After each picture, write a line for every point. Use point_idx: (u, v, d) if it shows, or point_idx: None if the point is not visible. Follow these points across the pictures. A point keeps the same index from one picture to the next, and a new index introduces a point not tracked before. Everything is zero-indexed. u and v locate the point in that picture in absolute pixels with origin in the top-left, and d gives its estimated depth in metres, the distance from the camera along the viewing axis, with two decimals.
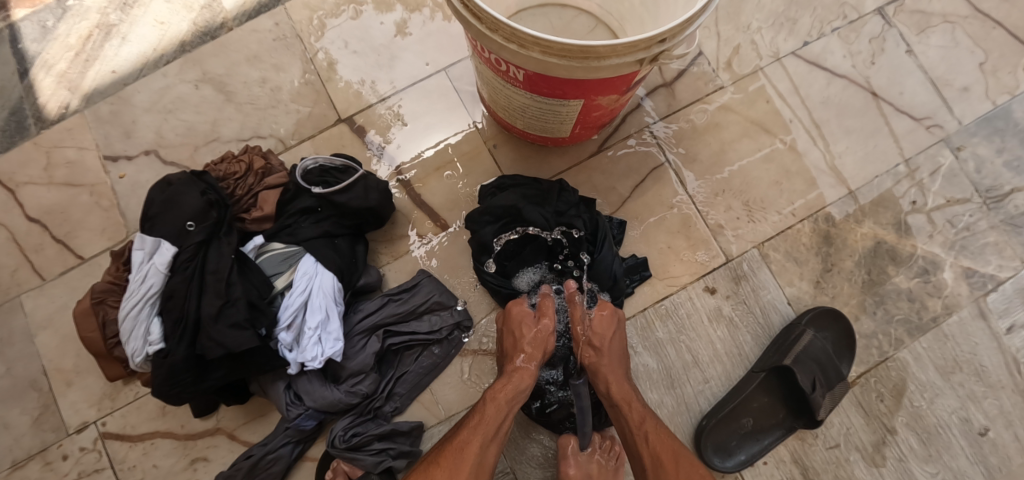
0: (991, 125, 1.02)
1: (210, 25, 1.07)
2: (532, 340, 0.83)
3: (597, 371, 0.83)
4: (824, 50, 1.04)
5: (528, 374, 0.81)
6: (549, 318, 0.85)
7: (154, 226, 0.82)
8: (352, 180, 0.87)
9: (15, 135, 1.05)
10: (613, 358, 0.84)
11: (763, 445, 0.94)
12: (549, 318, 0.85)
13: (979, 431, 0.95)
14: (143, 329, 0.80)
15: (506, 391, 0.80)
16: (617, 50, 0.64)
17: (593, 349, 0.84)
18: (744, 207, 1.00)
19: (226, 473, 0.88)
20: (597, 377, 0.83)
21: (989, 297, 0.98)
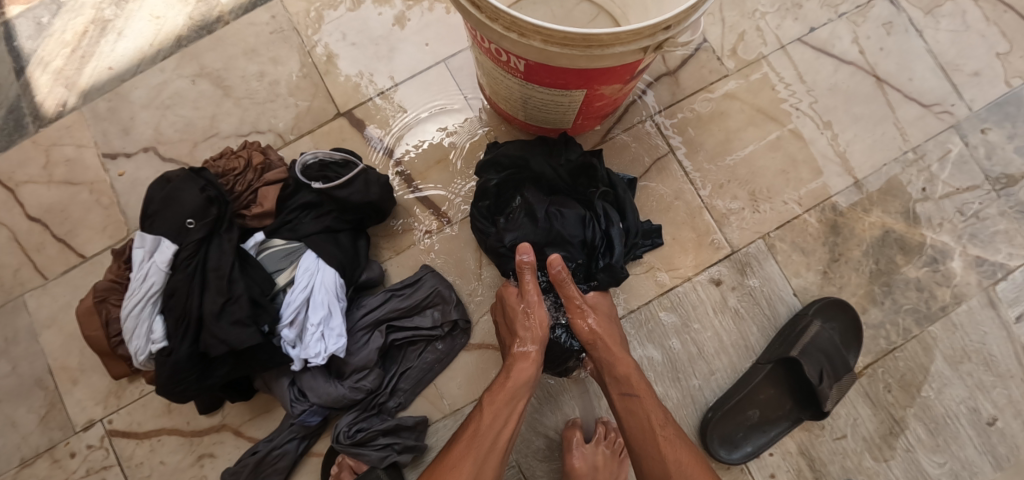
0: (1002, 110, 1.00)
1: (206, 19, 1.06)
2: (525, 321, 0.82)
3: (608, 350, 0.82)
4: (831, 35, 1.02)
5: (529, 360, 0.80)
6: (535, 293, 0.83)
7: (154, 224, 0.81)
8: (352, 174, 0.86)
9: (14, 134, 1.05)
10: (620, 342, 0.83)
11: (769, 437, 0.93)
12: (534, 292, 0.83)
13: (987, 421, 0.94)
14: (145, 327, 0.79)
15: (511, 384, 0.79)
16: (621, 38, 0.63)
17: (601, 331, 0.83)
18: (750, 197, 0.98)
19: (233, 470, 0.88)
20: (609, 363, 0.81)
21: (999, 286, 0.97)
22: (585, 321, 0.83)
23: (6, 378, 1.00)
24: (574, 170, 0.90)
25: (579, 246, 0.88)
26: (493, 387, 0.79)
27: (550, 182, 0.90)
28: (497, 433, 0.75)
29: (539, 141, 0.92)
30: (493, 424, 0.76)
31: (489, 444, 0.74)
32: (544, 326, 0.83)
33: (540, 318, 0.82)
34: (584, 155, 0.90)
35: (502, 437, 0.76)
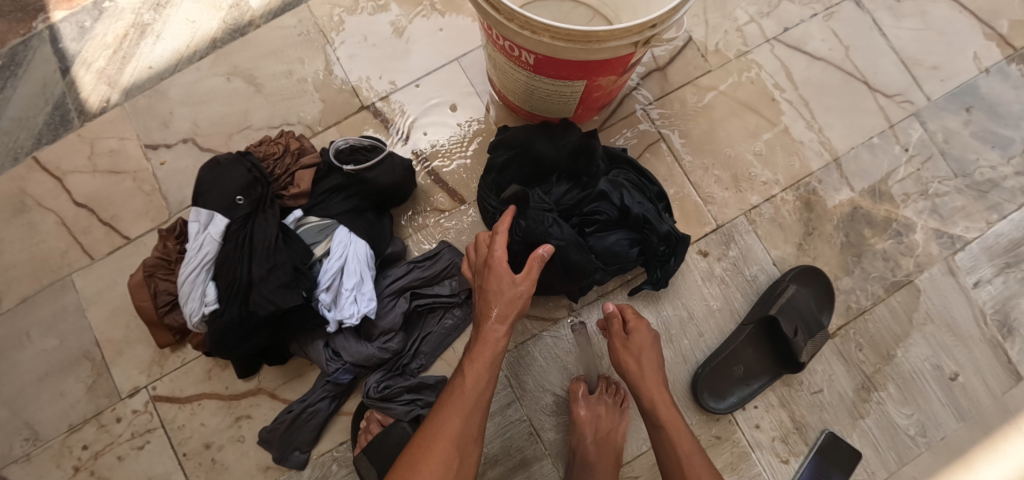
0: (958, 99, 1.12)
1: (238, 22, 1.16)
2: (511, 303, 0.84)
3: (643, 383, 0.91)
4: (804, 34, 1.14)
5: (501, 336, 0.85)
6: (530, 283, 0.85)
7: (205, 201, 0.89)
8: (379, 158, 0.96)
9: (61, 128, 1.16)
10: (649, 371, 0.92)
11: (752, 390, 1.03)
12: (531, 281, 0.85)
13: (950, 376, 1.06)
14: (200, 290, 0.87)
15: (486, 353, 0.84)
16: (615, 34, 0.75)
17: (632, 360, 0.93)
18: (733, 178, 1.10)
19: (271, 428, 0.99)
20: (642, 395, 0.91)
21: (958, 255, 1.09)
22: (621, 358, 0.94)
23: (56, 350, 1.09)
24: (573, 151, 1.00)
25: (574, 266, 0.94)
26: (471, 354, 0.84)
27: (550, 164, 1.00)
28: (479, 396, 0.82)
29: (543, 126, 1.02)
30: (472, 389, 0.82)
31: (470, 405, 0.81)
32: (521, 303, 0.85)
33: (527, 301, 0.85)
34: (583, 137, 0.99)
35: (483, 399, 0.83)
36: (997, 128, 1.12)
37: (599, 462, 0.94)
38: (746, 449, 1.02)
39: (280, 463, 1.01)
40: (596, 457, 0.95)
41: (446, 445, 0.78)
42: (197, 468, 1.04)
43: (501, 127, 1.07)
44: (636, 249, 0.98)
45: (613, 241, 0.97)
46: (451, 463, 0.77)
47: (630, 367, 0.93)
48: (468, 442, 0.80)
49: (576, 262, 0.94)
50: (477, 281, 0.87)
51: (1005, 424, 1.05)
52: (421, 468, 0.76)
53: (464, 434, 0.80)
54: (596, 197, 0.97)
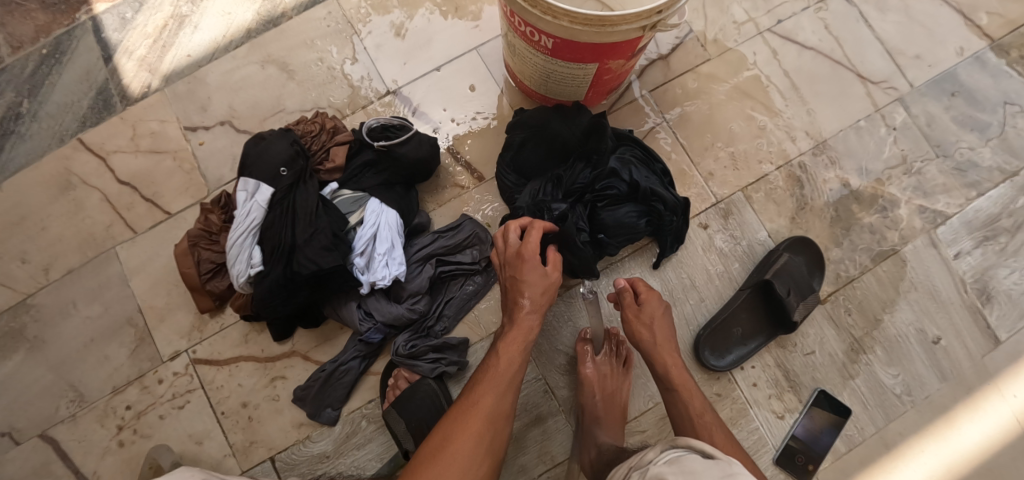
0: (939, 86, 1.22)
1: (272, 14, 1.25)
2: (542, 293, 0.95)
3: (657, 348, 0.96)
4: (796, 26, 1.24)
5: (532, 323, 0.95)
6: (556, 272, 0.98)
7: (252, 172, 0.98)
8: (408, 135, 1.05)
9: (104, 111, 1.24)
10: (662, 338, 0.97)
11: (750, 349, 1.12)
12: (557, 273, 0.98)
13: (933, 340, 1.15)
14: (247, 253, 0.96)
15: (518, 337, 0.93)
16: (626, 19, 0.84)
17: (646, 330, 0.98)
18: (731, 157, 1.19)
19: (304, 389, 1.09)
20: (657, 361, 0.96)
21: (939, 229, 1.17)
22: (635, 328, 0.99)
23: (101, 317, 1.17)
24: (585, 131, 1.07)
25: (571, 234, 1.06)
26: (504, 339, 0.93)
27: (564, 141, 1.08)
28: (511, 376, 0.91)
29: (556, 108, 1.10)
30: (507, 369, 0.91)
31: (505, 383, 0.90)
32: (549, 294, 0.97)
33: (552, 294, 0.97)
34: (594, 118, 1.06)
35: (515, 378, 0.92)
36: (975, 113, 1.21)
37: (608, 419, 1.02)
38: (744, 406, 1.11)
39: (314, 419, 1.09)
40: (603, 413, 1.03)
41: (486, 415, 0.85)
42: (235, 426, 1.12)
43: (517, 109, 1.16)
44: (645, 219, 1.08)
45: (623, 214, 1.06)
46: (489, 433, 0.84)
47: (643, 336, 0.98)
48: (502, 415, 0.87)
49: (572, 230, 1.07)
50: (507, 272, 0.97)
51: (985, 384, 1.13)
52: (462, 433, 0.82)
53: (500, 409, 0.87)
54: (608, 173, 1.06)
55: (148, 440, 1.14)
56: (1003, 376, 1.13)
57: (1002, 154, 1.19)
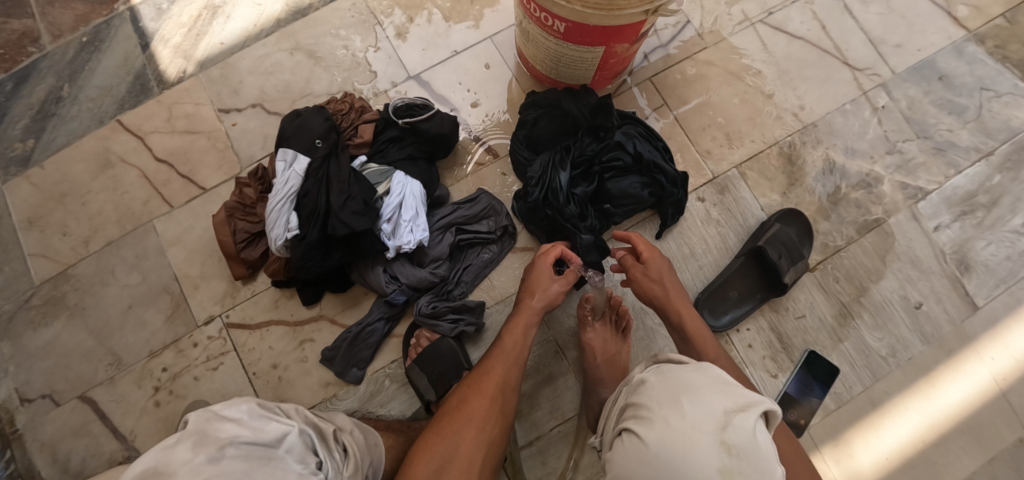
0: (919, 73, 1.31)
1: (300, 6, 1.34)
2: (545, 286, 1.06)
3: (671, 301, 1.04)
4: (786, 18, 1.33)
5: (535, 310, 1.04)
6: (565, 282, 1.07)
7: (290, 144, 1.10)
8: (430, 113, 1.16)
9: (141, 95, 1.32)
10: (673, 291, 1.06)
11: (745, 311, 1.21)
12: (567, 283, 1.07)
13: (915, 305, 1.22)
14: (285, 218, 1.07)
15: (521, 321, 1.02)
16: (632, 3, 0.94)
17: (656, 285, 1.06)
18: (726, 137, 1.29)
19: (329, 355, 1.19)
20: (672, 311, 1.04)
21: (920, 204, 1.26)
22: (643, 286, 1.07)
23: (138, 286, 1.25)
24: (592, 109, 1.20)
25: (579, 201, 1.17)
26: (509, 323, 1.03)
27: (573, 119, 1.19)
28: (517, 353, 0.99)
29: (564, 90, 1.23)
30: (512, 346, 0.99)
31: (511, 358, 0.98)
32: (554, 288, 1.06)
33: (559, 289, 1.07)
34: (600, 99, 1.20)
35: (521, 355, 0.99)
36: (952, 97, 1.30)
37: (610, 379, 1.10)
38: (741, 365, 1.20)
39: (341, 377, 1.18)
40: (606, 375, 1.10)
41: (492, 385, 0.93)
42: (266, 385, 1.20)
43: (529, 92, 1.27)
44: (649, 190, 1.19)
45: (627, 184, 1.18)
46: (496, 400, 0.92)
47: (653, 292, 1.06)
48: (509, 386, 0.95)
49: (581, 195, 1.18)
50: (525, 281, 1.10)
51: (964, 347, 1.20)
52: (471, 400, 0.91)
53: (506, 379, 0.95)
54: (614, 147, 1.19)
55: (183, 400, 1.21)
56: (981, 340, 1.20)
57: (978, 136, 1.28)
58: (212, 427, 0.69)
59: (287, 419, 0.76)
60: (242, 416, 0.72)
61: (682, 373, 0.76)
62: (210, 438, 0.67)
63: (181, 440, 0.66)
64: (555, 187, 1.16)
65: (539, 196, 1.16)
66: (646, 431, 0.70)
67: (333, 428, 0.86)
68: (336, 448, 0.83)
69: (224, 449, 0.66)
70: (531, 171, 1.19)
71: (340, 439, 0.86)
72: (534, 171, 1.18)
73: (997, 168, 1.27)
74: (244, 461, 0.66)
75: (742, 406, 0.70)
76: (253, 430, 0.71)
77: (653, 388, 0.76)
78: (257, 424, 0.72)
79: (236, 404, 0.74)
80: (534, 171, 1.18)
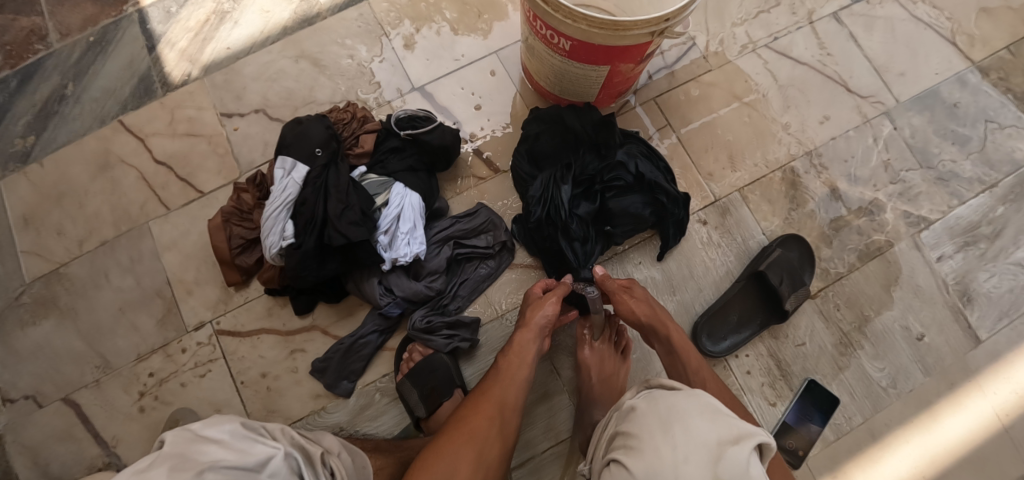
0: (922, 102, 1.31)
1: (308, 14, 1.35)
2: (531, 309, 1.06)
3: (657, 318, 1.04)
4: (791, 43, 1.34)
5: (531, 331, 1.02)
6: (549, 305, 1.04)
7: (290, 152, 1.10)
8: (433, 125, 1.16)
9: (145, 96, 1.32)
10: (657, 309, 1.06)
11: (744, 336, 1.19)
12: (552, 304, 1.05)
13: (917, 337, 1.21)
14: (280, 226, 1.06)
15: (519, 342, 1.01)
16: (638, 24, 0.94)
17: (640, 303, 1.06)
18: (729, 159, 1.28)
19: (321, 366, 1.17)
20: (659, 326, 1.03)
21: (923, 233, 1.25)
22: (626, 304, 1.06)
23: (131, 288, 1.23)
24: (596, 125, 1.19)
25: (578, 219, 1.17)
26: (507, 346, 1.01)
27: (576, 135, 1.19)
28: (516, 374, 0.97)
29: (569, 107, 1.21)
30: (511, 368, 0.98)
31: (509, 380, 0.96)
32: (546, 312, 1.04)
33: (551, 316, 1.04)
34: (604, 116, 1.19)
35: (521, 376, 0.97)
36: (955, 127, 1.30)
37: (603, 397, 1.08)
38: (739, 392, 1.18)
39: (331, 390, 1.17)
40: (599, 394, 1.08)
41: (488, 406, 0.92)
42: (254, 395, 1.18)
43: (533, 108, 1.27)
44: (650, 209, 1.19)
45: (629, 203, 1.18)
46: (493, 422, 0.90)
47: (638, 313, 1.05)
48: (507, 409, 0.93)
49: (582, 214, 1.17)
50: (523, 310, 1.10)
51: (967, 380, 1.18)
52: (469, 420, 0.89)
53: (503, 400, 0.93)
54: (617, 165, 1.19)
55: (169, 407, 1.18)
56: (983, 373, 1.18)
57: (981, 166, 1.28)
58: (193, 451, 0.66)
59: (272, 441, 0.73)
60: (224, 437, 0.70)
61: (673, 399, 0.74)
62: (189, 462, 0.64)
63: (158, 463, 0.63)
64: (555, 204, 1.15)
65: (539, 213, 1.16)
66: (633, 461, 0.68)
67: (321, 451, 0.83)
68: (323, 473, 0.80)
69: (204, 473, 0.63)
70: (532, 187, 1.19)
71: (328, 462, 0.84)
72: (535, 186, 1.18)
73: (1001, 200, 1.26)
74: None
75: (736, 437, 0.67)
76: (236, 453, 0.68)
77: (643, 415, 0.74)
78: (240, 446, 0.70)
79: (218, 425, 0.72)
80: (535, 187, 1.18)
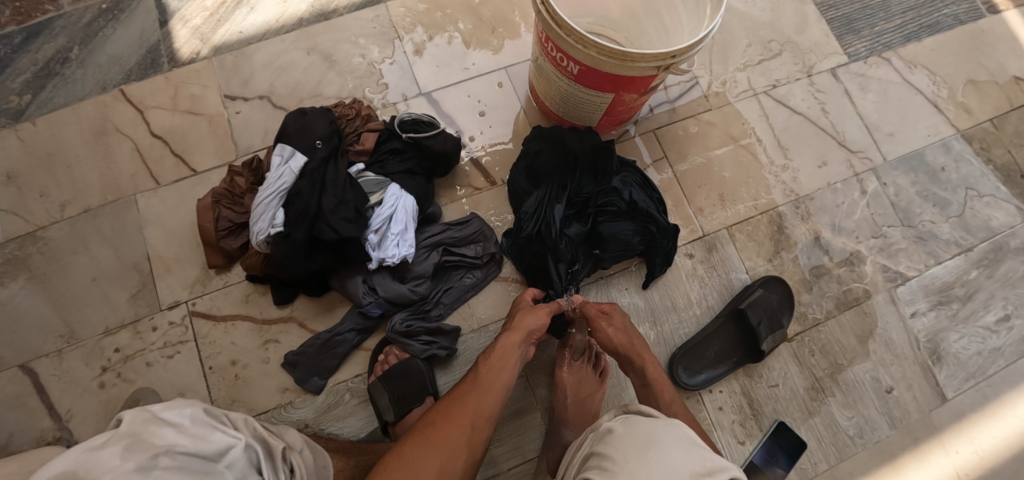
0: (908, 163, 1.37)
1: (325, 9, 1.36)
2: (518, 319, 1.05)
3: (634, 349, 1.05)
4: (789, 93, 1.39)
5: (515, 339, 1.01)
6: (540, 316, 1.05)
7: (290, 141, 1.10)
8: (436, 131, 1.17)
9: (150, 69, 1.31)
10: (635, 339, 1.06)
11: (720, 372, 1.20)
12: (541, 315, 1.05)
13: (886, 389, 1.23)
14: (271, 214, 1.06)
15: (501, 350, 0.99)
16: (645, 57, 0.97)
17: (620, 332, 1.06)
18: (720, 197, 1.31)
19: (293, 359, 1.15)
20: (635, 357, 1.04)
21: (899, 289, 1.29)
22: (605, 330, 1.06)
23: (108, 259, 1.20)
24: (595, 150, 1.21)
25: (569, 239, 1.18)
26: (488, 352, 0.99)
27: (575, 157, 1.21)
28: (494, 382, 0.95)
29: (571, 129, 1.24)
30: (492, 374, 0.96)
31: (487, 388, 0.94)
32: (531, 323, 1.04)
33: (538, 324, 1.04)
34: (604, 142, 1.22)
35: (500, 384, 0.95)
36: (937, 191, 1.35)
37: (576, 420, 1.07)
38: (709, 427, 1.18)
39: (301, 385, 1.14)
40: (573, 416, 1.08)
41: (462, 414, 0.90)
42: (221, 382, 1.15)
43: (535, 126, 1.29)
44: (640, 237, 1.20)
45: (620, 229, 1.19)
46: (464, 432, 0.88)
47: (616, 341, 1.05)
48: (481, 418, 0.91)
49: (573, 234, 1.18)
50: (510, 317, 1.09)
51: (931, 437, 1.20)
52: (440, 428, 0.88)
53: (479, 407, 0.91)
54: (613, 191, 1.20)
55: (130, 385, 1.15)
56: (947, 432, 1.20)
57: (959, 230, 1.33)
58: (149, 431, 0.64)
59: (233, 431, 0.71)
60: (184, 422, 0.68)
61: (653, 428, 0.75)
62: (144, 443, 0.62)
63: (111, 441, 0.60)
64: (548, 222, 1.16)
65: (531, 229, 1.17)
66: None
67: (283, 446, 0.81)
68: (283, 469, 0.78)
69: (158, 458, 0.61)
70: (526, 202, 1.20)
71: (288, 459, 0.81)
72: (530, 203, 1.19)
73: (975, 264, 1.31)
74: (178, 473, 0.61)
75: (708, 470, 0.66)
76: (193, 439, 0.66)
77: (620, 440, 0.74)
78: (199, 432, 0.68)
79: (179, 407, 0.69)
80: (529, 203, 1.19)
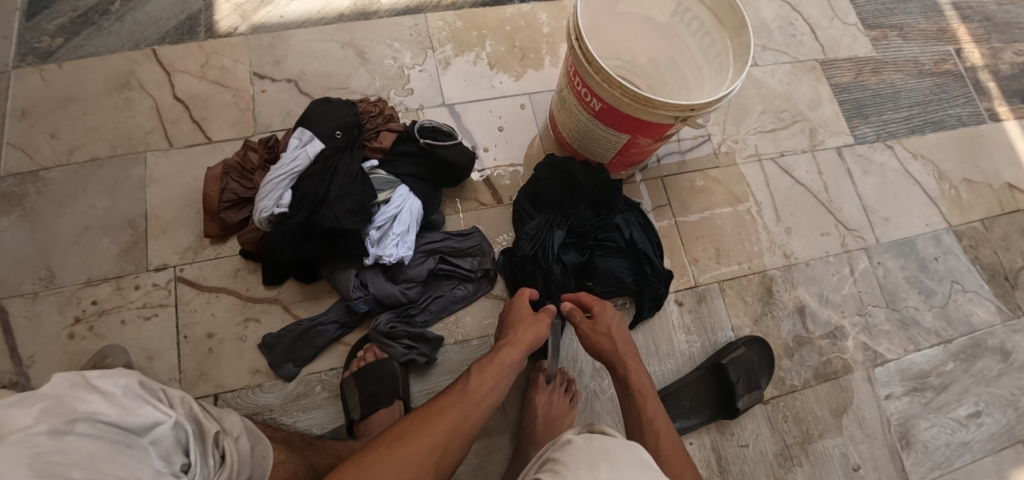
0: (899, 248, 1.41)
1: (367, 9, 1.41)
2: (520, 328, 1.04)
3: (618, 353, 1.04)
4: (795, 163, 1.44)
5: (512, 354, 0.99)
6: (542, 323, 1.05)
7: (310, 126, 1.12)
8: (454, 142, 1.20)
9: (186, 35, 1.33)
10: (621, 343, 1.05)
11: (692, 423, 1.20)
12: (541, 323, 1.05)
13: (853, 466, 1.23)
14: (278, 194, 1.06)
15: (498, 363, 0.97)
16: (666, 106, 1.01)
17: (607, 338, 1.05)
18: (716, 251, 1.34)
19: (270, 342, 1.13)
20: (620, 363, 1.03)
21: (877, 369, 1.31)
22: (596, 339, 1.06)
23: (105, 210, 1.20)
24: (602, 186, 1.24)
25: (563, 268, 1.19)
26: (483, 362, 0.97)
27: (581, 190, 1.24)
28: (482, 397, 0.92)
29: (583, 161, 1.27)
30: (481, 388, 0.93)
31: (472, 402, 0.91)
32: (529, 337, 1.03)
33: (539, 333, 1.04)
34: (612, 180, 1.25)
35: (486, 400, 0.92)
36: (924, 279, 1.39)
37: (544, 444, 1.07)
38: None
39: (273, 368, 1.12)
40: (541, 437, 1.07)
41: (438, 427, 0.86)
42: (192, 352, 1.13)
43: (548, 154, 1.32)
44: (632, 277, 1.22)
45: (614, 265, 1.21)
46: (438, 445, 0.85)
47: (603, 343, 1.05)
48: (458, 435, 0.87)
49: (568, 263, 1.20)
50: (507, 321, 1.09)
51: None
52: (409, 439, 0.84)
53: (458, 423, 0.88)
54: (613, 228, 1.23)
55: (100, 341, 1.12)
56: None
57: (940, 321, 1.36)
58: (74, 396, 0.62)
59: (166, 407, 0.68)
60: (116, 391, 0.65)
61: (610, 445, 0.74)
62: (65, 407, 0.60)
63: (28, 401, 0.59)
64: (545, 247, 1.18)
65: (528, 252, 1.19)
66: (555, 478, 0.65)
67: (217, 429, 0.74)
68: (212, 453, 0.72)
69: (74, 424, 0.59)
70: (528, 225, 1.22)
71: (221, 443, 0.74)
72: (531, 226, 1.21)
73: (952, 356, 1.33)
74: (90, 445, 0.59)
75: None
76: (120, 410, 0.64)
77: (576, 447, 0.72)
78: (129, 405, 0.65)
79: (114, 376, 0.67)
80: (530, 227, 1.21)
